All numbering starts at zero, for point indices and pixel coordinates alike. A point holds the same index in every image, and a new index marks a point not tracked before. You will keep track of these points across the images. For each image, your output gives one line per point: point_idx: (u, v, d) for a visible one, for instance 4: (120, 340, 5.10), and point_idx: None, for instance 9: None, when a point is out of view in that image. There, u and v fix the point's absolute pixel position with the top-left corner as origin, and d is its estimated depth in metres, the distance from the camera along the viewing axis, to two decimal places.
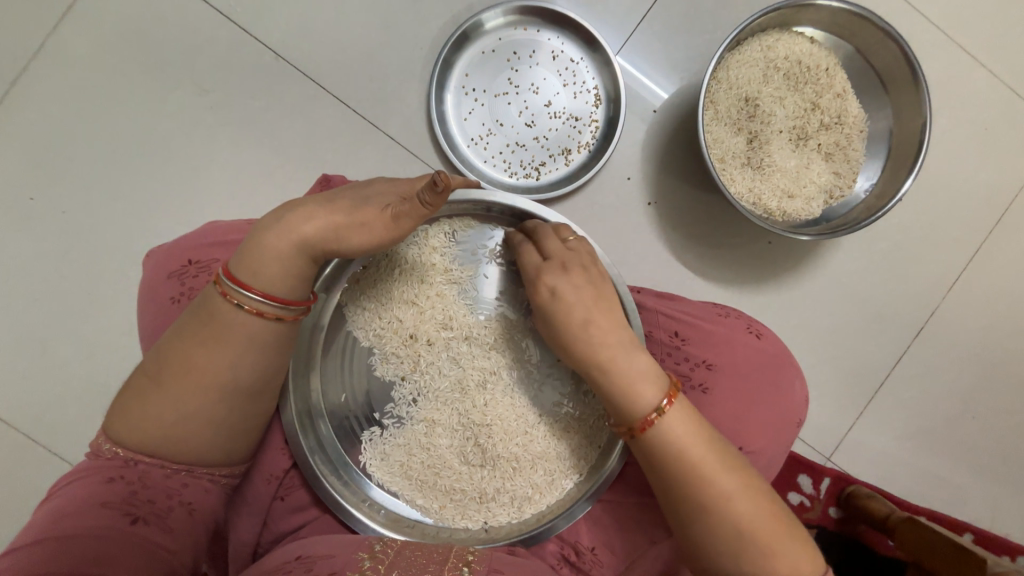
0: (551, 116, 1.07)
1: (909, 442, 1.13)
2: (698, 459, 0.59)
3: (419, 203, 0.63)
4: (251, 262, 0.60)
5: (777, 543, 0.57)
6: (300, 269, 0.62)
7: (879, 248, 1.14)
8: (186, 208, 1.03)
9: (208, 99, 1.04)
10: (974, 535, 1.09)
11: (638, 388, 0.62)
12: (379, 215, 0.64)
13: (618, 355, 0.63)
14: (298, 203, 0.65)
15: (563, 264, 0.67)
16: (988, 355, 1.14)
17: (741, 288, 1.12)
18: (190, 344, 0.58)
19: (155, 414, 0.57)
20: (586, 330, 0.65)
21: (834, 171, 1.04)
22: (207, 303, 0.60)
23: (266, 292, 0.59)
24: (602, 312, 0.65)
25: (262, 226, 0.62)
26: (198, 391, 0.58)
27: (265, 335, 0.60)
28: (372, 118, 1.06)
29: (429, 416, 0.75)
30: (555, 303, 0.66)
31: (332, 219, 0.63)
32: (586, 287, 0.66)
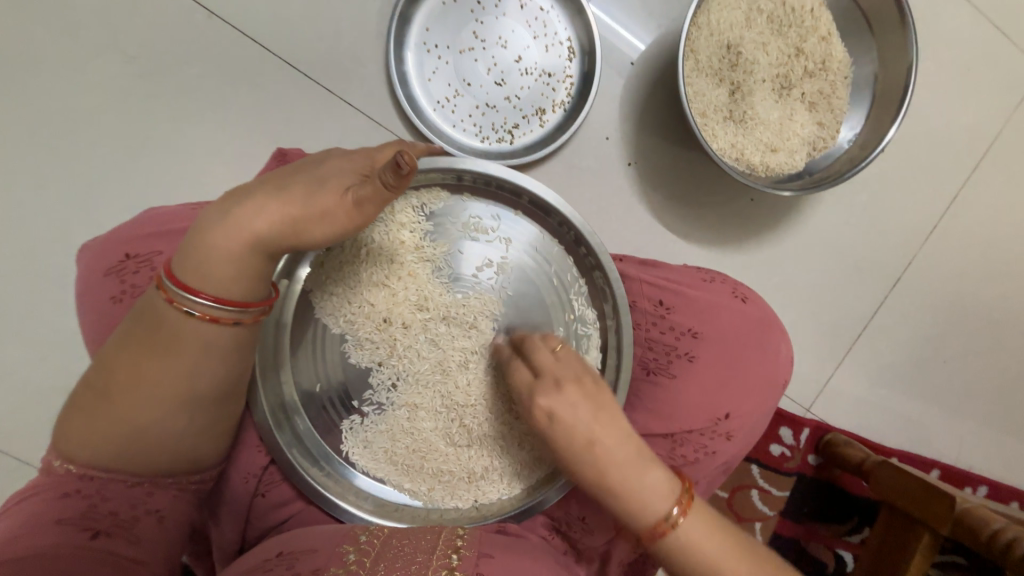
0: (522, 73, 1.00)
1: (885, 390, 1.16)
2: (725, 573, 0.52)
3: (380, 186, 0.57)
4: (197, 263, 0.55)
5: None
6: (254, 265, 0.57)
7: (859, 200, 1.13)
8: (126, 192, 0.93)
9: (138, 68, 0.93)
10: (941, 472, 1.15)
11: (650, 504, 0.54)
12: (337, 202, 0.58)
13: (630, 471, 0.55)
14: (244, 192, 0.59)
15: (557, 381, 0.60)
16: (962, 301, 1.16)
17: (723, 248, 1.10)
18: (137, 354, 0.54)
19: (110, 430, 0.53)
20: (591, 452, 0.57)
21: (817, 122, 1.00)
22: (152, 309, 0.55)
23: (218, 296, 0.55)
24: (606, 428, 0.57)
25: (205, 221, 0.57)
26: (153, 402, 0.54)
27: (223, 342, 0.56)
28: (326, 83, 0.96)
29: (410, 401, 0.72)
30: (552, 428, 0.58)
31: (284, 211, 0.57)
32: (585, 403, 0.58)
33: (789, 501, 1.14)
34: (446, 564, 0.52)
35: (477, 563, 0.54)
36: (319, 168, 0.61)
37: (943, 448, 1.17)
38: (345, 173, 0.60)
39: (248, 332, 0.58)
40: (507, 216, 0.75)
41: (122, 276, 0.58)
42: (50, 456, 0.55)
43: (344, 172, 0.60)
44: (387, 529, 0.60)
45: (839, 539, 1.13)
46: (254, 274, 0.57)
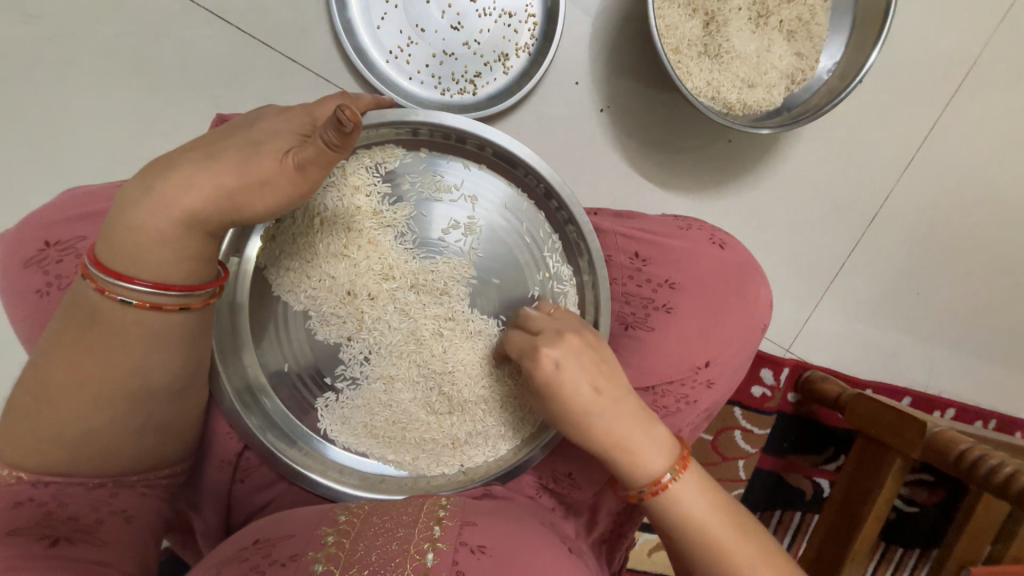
0: (480, 15, 0.91)
1: (862, 326, 1.18)
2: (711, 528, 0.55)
3: (322, 146, 0.51)
4: (127, 247, 0.50)
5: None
6: (190, 244, 0.51)
7: (838, 134, 1.10)
8: (51, 172, 0.85)
9: (42, 28, 0.82)
10: (912, 398, 1.20)
11: (649, 462, 0.57)
12: (277, 168, 0.53)
13: (632, 432, 0.57)
14: (168, 163, 0.53)
15: (559, 329, 0.60)
16: (938, 233, 1.16)
17: (703, 195, 1.06)
18: (72, 352, 0.50)
19: (55, 434, 0.50)
20: (596, 407, 0.57)
21: (796, 52, 0.94)
22: (86, 302, 0.50)
23: (156, 281, 0.50)
24: (609, 381, 0.59)
25: (127, 200, 0.51)
26: (97, 401, 0.50)
27: (171, 330, 0.52)
28: (262, 36, 0.87)
29: (385, 373, 0.69)
30: (559, 376, 0.58)
31: (218, 182, 0.51)
32: (588, 354, 0.59)
33: (769, 438, 1.18)
34: (428, 535, 0.54)
35: (459, 531, 0.56)
36: (251, 131, 0.55)
37: (916, 376, 1.21)
38: (283, 135, 0.54)
39: (199, 317, 0.54)
40: (470, 173, 0.70)
41: (44, 266, 0.53)
42: None
43: (280, 134, 0.54)
44: (367, 506, 0.61)
45: (816, 468, 1.19)
46: (192, 255, 0.52)
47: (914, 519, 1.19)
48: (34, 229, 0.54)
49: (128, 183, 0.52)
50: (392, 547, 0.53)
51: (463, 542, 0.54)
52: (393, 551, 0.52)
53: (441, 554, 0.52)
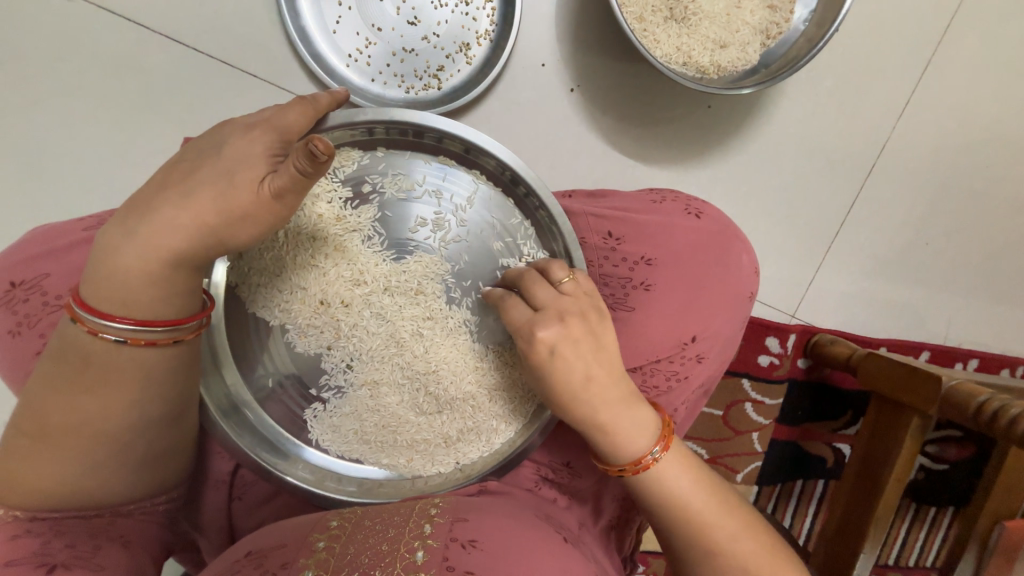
0: (436, 6, 0.89)
1: (869, 283, 1.13)
2: (696, 504, 0.56)
3: (295, 172, 0.51)
4: (112, 287, 0.51)
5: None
6: (175, 280, 0.52)
7: (824, 86, 1.05)
8: (36, 213, 0.86)
9: (8, 72, 0.83)
10: (930, 353, 1.15)
11: (641, 445, 0.57)
12: (253, 198, 0.53)
13: (620, 411, 0.57)
14: (146, 201, 0.53)
15: (559, 313, 0.57)
16: (942, 178, 1.11)
17: (686, 165, 1.03)
18: (67, 393, 0.51)
19: (55, 469, 0.51)
20: (587, 391, 0.57)
21: (768, 5, 0.90)
22: (73, 343, 0.51)
23: (141, 318, 0.51)
24: (603, 366, 0.57)
25: (110, 243, 0.51)
26: (95, 437, 0.52)
27: (165, 363, 0.53)
28: (220, 54, 0.87)
29: (369, 378, 0.68)
30: (551, 364, 0.57)
31: (197, 219, 0.52)
32: (585, 340, 0.57)
33: (783, 408, 1.14)
34: (418, 534, 0.55)
35: (450, 528, 0.55)
36: (221, 159, 0.54)
37: (933, 329, 1.16)
38: (255, 160, 0.54)
39: (189, 348, 0.55)
40: (432, 168, 0.69)
41: (12, 307, 0.53)
42: None
43: (252, 160, 0.54)
44: (360, 511, 0.61)
45: (835, 434, 1.15)
46: (179, 291, 0.53)
47: (943, 476, 1.15)
48: (2, 270, 0.55)
49: (109, 224, 0.53)
50: (382, 548, 0.53)
51: (453, 538, 0.54)
52: (383, 551, 0.53)
53: (432, 551, 0.52)
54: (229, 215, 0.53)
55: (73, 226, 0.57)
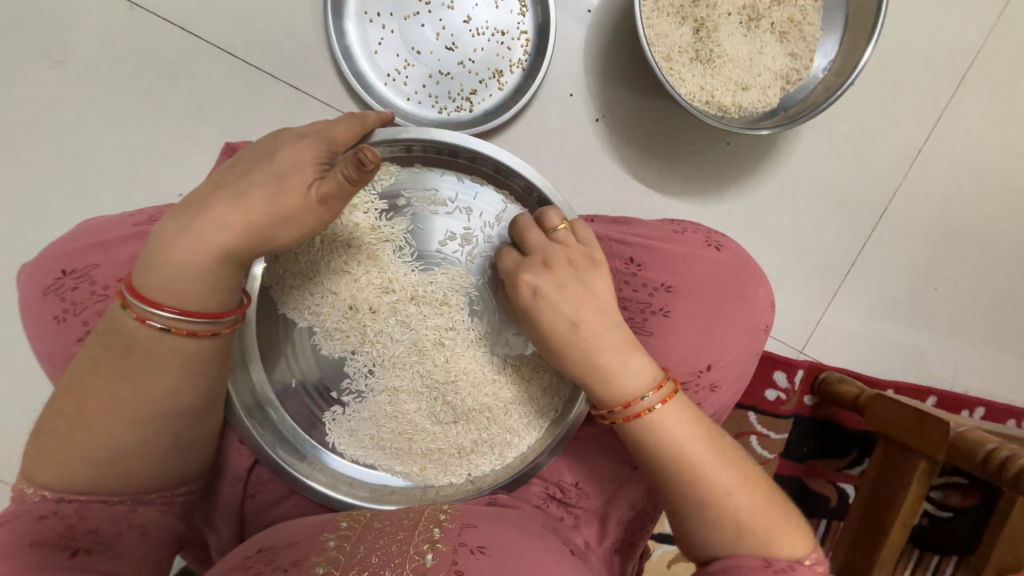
0: (473, 34, 0.94)
1: (878, 324, 1.15)
2: (689, 452, 0.56)
3: (342, 179, 0.56)
4: (162, 278, 0.53)
5: (776, 530, 0.54)
6: (221, 275, 0.55)
7: (839, 132, 1.09)
8: (78, 205, 0.89)
9: (66, 71, 0.88)
10: (937, 398, 1.15)
11: (631, 390, 0.58)
12: (302, 203, 0.57)
13: (608, 355, 0.58)
14: (200, 200, 0.56)
15: (545, 260, 0.61)
16: (951, 226, 1.13)
17: (703, 198, 1.06)
18: (106, 378, 0.53)
19: (86, 452, 0.53)
20: (572, 334, 0.59)
21: (790, 53, 0.95)
22: (119, 330, 0.53)
23: (185, 308, 0.54)
24: (591, 312, 0.60)
25: (164, 236, 0.54)
26: (125, 424, 0.53)
27: (201, 355, 0.55)
28: (267, 67, 0.91)
29: (390, 385, 0.70)
30: (537, 306, 0.60)
31: (247, 219, 0.55)
32: (573, 286, 0.60)
33: (789, 441, 1.15)
34: (428, 537, 0.55)
35: (459, 533, 0.56)
36: (274, 163, 0.58)
37: (939, 374, 1.17)
38: (304, 167, 0.58)
39: (224, 342, 0.57)
40: (464, 185, 0.72)
41: (61, 294, 0.56)
42: (21, 484, 0.54)
43: (302, 166, 0.58)
44: (370, 513, 0.61)
45: (840, 473, 1.15)
46: (223, 285, 0.55)
47: (947, 524, 1.13)
48: (54, 257, 0.57)
49: (164, 219, 0.56)
50: (393, 549, 0.54)
51: (462, 543, 0.55)
52: (393, 552, 0.53)
53: (441, 555, 0.53)
54: (275, 216, 0.56)
55: (123, 220, 0.59)
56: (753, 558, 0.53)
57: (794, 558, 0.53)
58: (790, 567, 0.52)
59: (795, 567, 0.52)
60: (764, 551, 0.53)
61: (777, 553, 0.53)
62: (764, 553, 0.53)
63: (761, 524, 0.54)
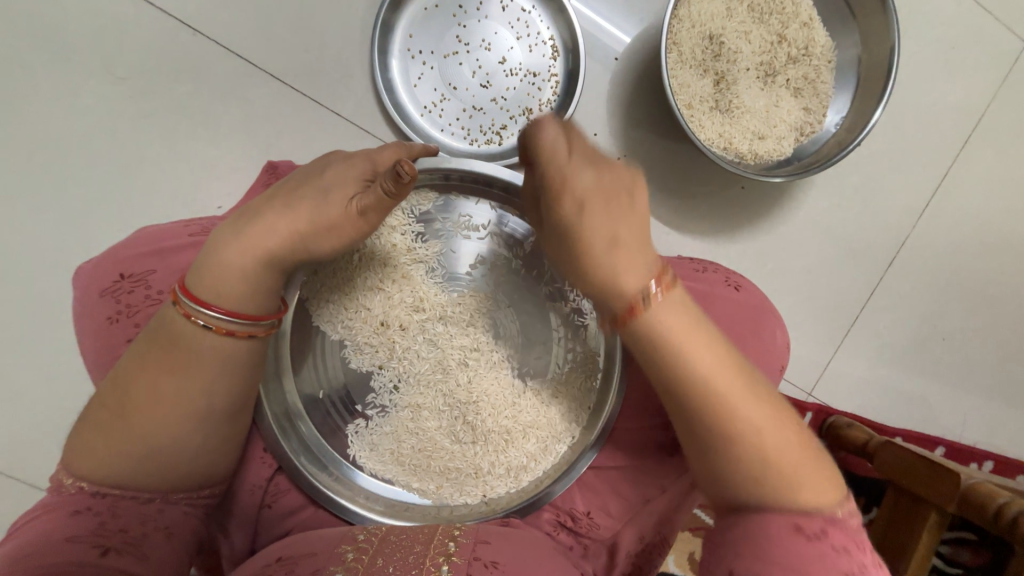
0: (507, 74, 1.00)
1: (887, 370, 1.16)
2: (720, 385, 0.54)
3: (381, 193, 0.60)
4: (211, 280, 0.56)
5: (808, 484, 0.52)
6: (265, 279, 0.58)
7: (850, 182, 1.14)
8: (124, 212, 0.94)
9: (126, 87, 0.94)
10: (946, 449, 1.14)
11: (661, 313, 0.56)
12: (343, 214, 0.60)
13: (634, 265, 0.57)
14: (253, 210, 0.60)
15: (591, 167, 0.59)
16: (958, 278, 1.16)
17: (717, 238, 1.10)
18: (151, 375, 0.55)
19: (120, 448, 0.55)
20: (609, 251, 0.58)
21: (804, 107, 1.00)
22: (165, 327, 0.56)
23: (228, 309, 0.56)
24: (629, 233, 0.58)
25: (218, 241, 0.58)
26: (163, 419, 0.55)
27: (236, 358, 0.58)
28: (312, 93, 0.97)
29: (413, 401, 0.72)
30: (578, 225, 0.59)
31: (294, 226, 0.58)
32: (605, 203, 0.59)
33: None
34: (443, 551, 0.56)
35: (473, 548, 0.57)
36: (323, 178, 0.61)
37: (947, 424, 1.17)
38: (349, 181, 0.61)
39: (259, 345, 0.59)
40: (496, 214, 0.76)
41: (117, 296, 0.60)
42: (59, 475, 0.56)
43: (346, 181, 0.61)
44: (384, 528, 0.62)
45: None
46: (265, 289, 0.58)
47: None
48: (112, 262, 0.62)
49: (220, 224, 0.60)
50: (410, 561, 0.54)
51: (477, 558, 0.55)
52: (410, 564, 0.54)
53: (456, 568, 0.53)
54: (319, 226, 0.59)
55: (184, 232, 0.65)
56: (783, 521, 0.50)
57: (826, 519, 0.51)
58: (822, 526, 0.50)
59: (829, 529, 0.50)
60: (793, 511, 0.51)
61: (806, 507, 0.51)
62: (794, 504, 0.51)
63: (793, 470, 0.52)
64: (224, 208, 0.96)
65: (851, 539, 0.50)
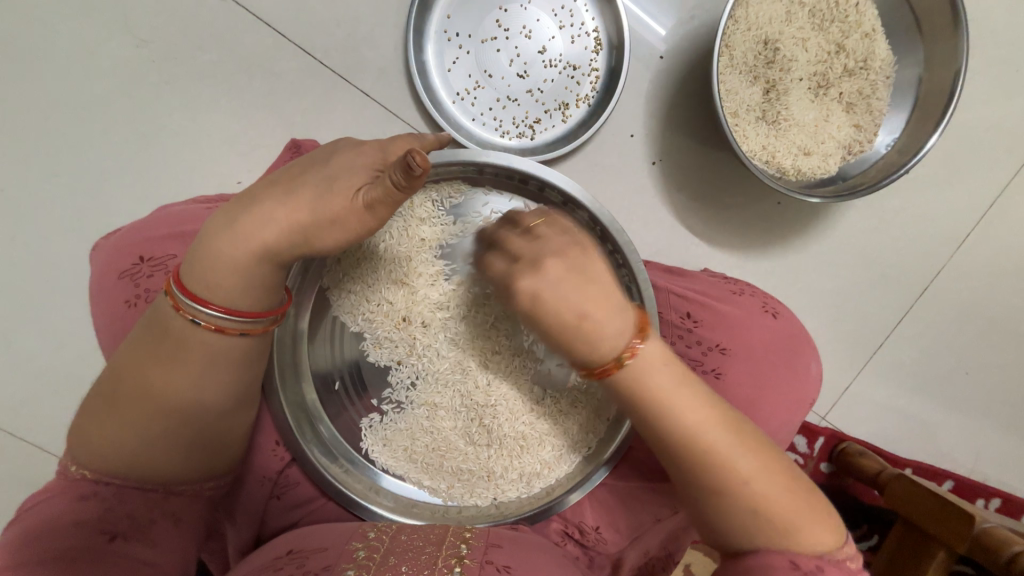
0: (545, 66, 0.95)
1: (905, 400, 1.14)
2: (711, 441, 0.52)
3: (389, 185, 0.53)
4: (206, 272, 0.53)
5: (804, 531, 0.50)
6: (262, 273, 0.55)
7: (891, 206, 1.09)
8: (141, 181, 0.92)
9: (150, 51, 0.90)
10: (954, 484, 1.13)
11: (652, 380, 0.54)
12: (347, 207, 0.55)
13: (607, 345, 0.54)
14: (253, 198, 0.56)
15: (537, 260, 0.57)
16: (991, 314, 1.12)
17: (747, 253, 1.06)
18: (152, 362, 0.53)
19: (120, 438, 0.53)
20: (581, 327, 0.54)
21: (854, 124, 0.95)
22: (161, 316, 0.54)
23: (225, 305, 0.53)
24: (597, 303, 0.55)
25: (213, 231, 0.54)
26: (166, 407, 0.54)
27: (232, 351, 0.55)
28: (341, 71, 0.93)
29: (430, 400, 0.71)
30: (546, 296, 0.56)
31: (295, 218, 0.54)
32: (568, 274, 0.56)
33: None
34: (454, 552, 0.53)
35: (485, 551, 0.54)
36: (328, 167, 0.57)
37: (960, 460, 1.15)
38: (355, 171, 0.56)
39: (259, 340, 0.57)
40: None
41: (136, 279, 0.62)
42: (65, 459, 0.54)
43: (353, 171, 0.56)
44: (396, 526, 0.60)
45: None
46: (261, 283, 0.55)
47: None
48: (134, 245, 0.64)
49: (217, 212, 0.56)
50: (422, 560, 0.52)
51: (489, 561, 0.53)
52: (421, 562, 0.51)
53: (468, 570, 0.51)
54: (323, 219, 0.55)
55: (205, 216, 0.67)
56: (781, 559, 0.48)
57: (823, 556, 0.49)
58: (818, 565, 0.48)
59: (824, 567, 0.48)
60: (792, 551, 0.49)
61: (805, 550, 0.49)
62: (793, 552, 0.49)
63: (790, 519, 0.50)
64: (243, 184, 0.93)
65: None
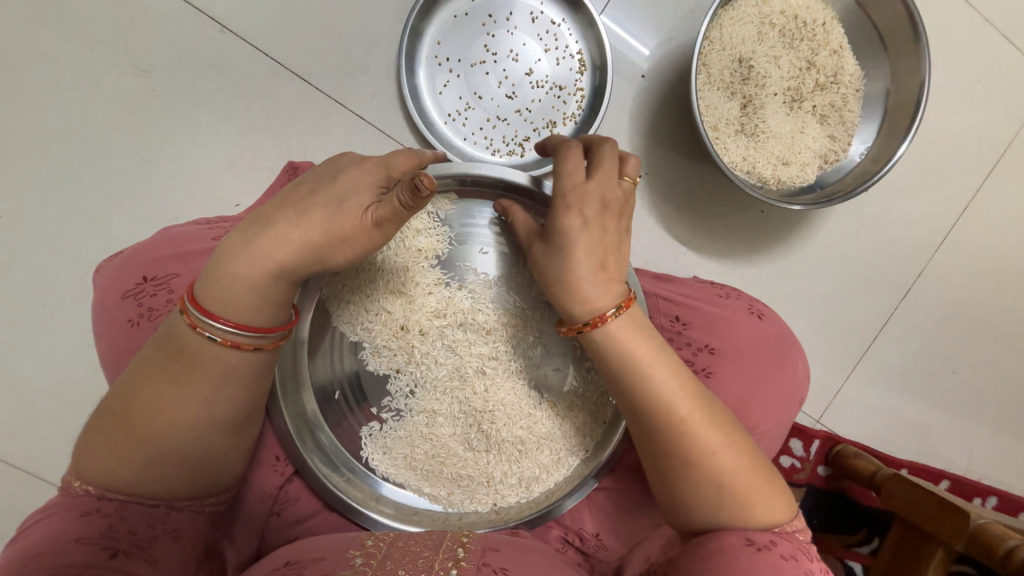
0: (533, 86, 1.00)
1: (898, 399, 1.16)
2: (683, 413, 0.56)
3: (398, 205, 0.56)
4: (220, 289, 0.54)
5: (757, 503, 0.54)
6: (273, 290, 0.56)
7: (869, 211, 1.13)
8: (141, 205, 0.94)
9: (149, 81, 0.93)
10: (949, 483, 1.13)
11: (636, 350, 0.58)
12: (357, 225, 0.57)
13: (606, 298, 0.59)
14: (266, 217, 0.57)
15: (593, 206, 0.61)
16: (973, 312, 1.16)
17: (734, 260, 1.10)
18: (154, 380, 0.54)
19: (124, 455, 0.53)
20: (594, 275, 0.59)
21: (829, 135, 1.00)
22: (172, 333, 0.55)
23: (239, 322, 0.55)
24: (615, 262, 0.61)
25: (227, 250, 0.56)
26: (161, 425, 0.54)
27: (243, 368, 0.56)
28: (337, 96, 0.97)
29: (428, 406, 0.72)
30: (574, 243, 0.60)
31: (307, 237, 0.56)
32: (608, 236, 0.61)
33: None
34: (452, 556, 0.54)
35: (483, 555, 0.55)
36: (336, 185, 0.58)
37: (954, 459, 1.16)
38: (363, 190, 0.58)
39: (267, 357, 0.58)
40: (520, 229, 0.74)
41: (140, 299, 0.63)
42: (69, 475, 0.55)
43: (360, 190, 0.58)
44: (393, 534, 0.60)
45: (848, 550, 1.10)
46: (272, 300, 0.56)
47: None
48: (136, 265, 0.65)
49: (230, 232, 0.57)
50: (419, 564, 0.52)
51: (486, 564, 0.53)
52: (419, 566, 0.52)
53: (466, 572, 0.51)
54: (332, 236, 0.57)
55: (207, 235, 0.69)
56: (738, 538, 0.52)
57: (772, 530, 0.54)
58: (770, 538, 0.52)
59: (775, 538, 0.53)
60: (746, 528, 0.53)
61: (756, 522, 0.54)
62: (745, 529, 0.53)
63: (746, 493, 0.54)
64: (241, 206, 0.95)
65: (797, 546, 0.53)
